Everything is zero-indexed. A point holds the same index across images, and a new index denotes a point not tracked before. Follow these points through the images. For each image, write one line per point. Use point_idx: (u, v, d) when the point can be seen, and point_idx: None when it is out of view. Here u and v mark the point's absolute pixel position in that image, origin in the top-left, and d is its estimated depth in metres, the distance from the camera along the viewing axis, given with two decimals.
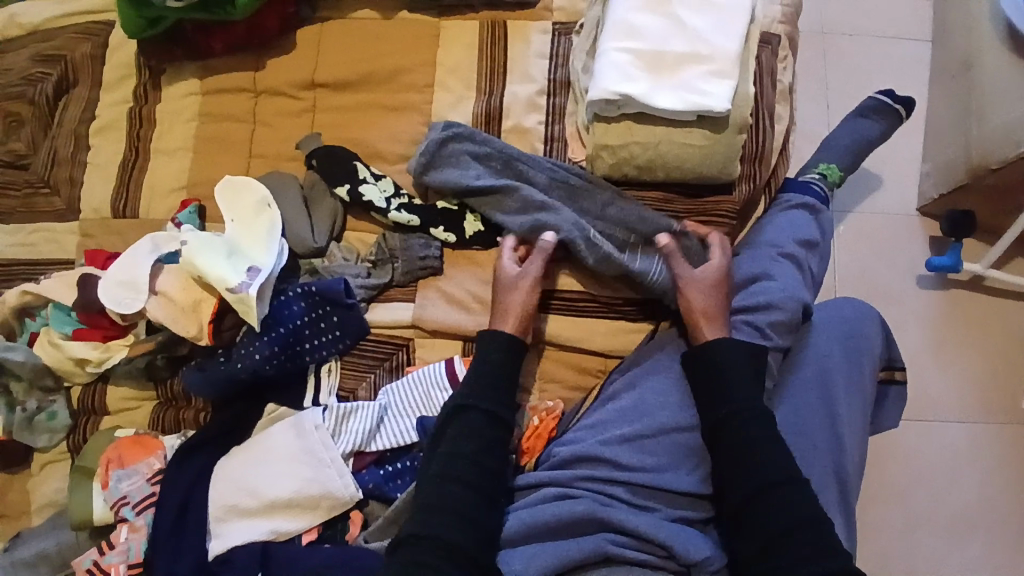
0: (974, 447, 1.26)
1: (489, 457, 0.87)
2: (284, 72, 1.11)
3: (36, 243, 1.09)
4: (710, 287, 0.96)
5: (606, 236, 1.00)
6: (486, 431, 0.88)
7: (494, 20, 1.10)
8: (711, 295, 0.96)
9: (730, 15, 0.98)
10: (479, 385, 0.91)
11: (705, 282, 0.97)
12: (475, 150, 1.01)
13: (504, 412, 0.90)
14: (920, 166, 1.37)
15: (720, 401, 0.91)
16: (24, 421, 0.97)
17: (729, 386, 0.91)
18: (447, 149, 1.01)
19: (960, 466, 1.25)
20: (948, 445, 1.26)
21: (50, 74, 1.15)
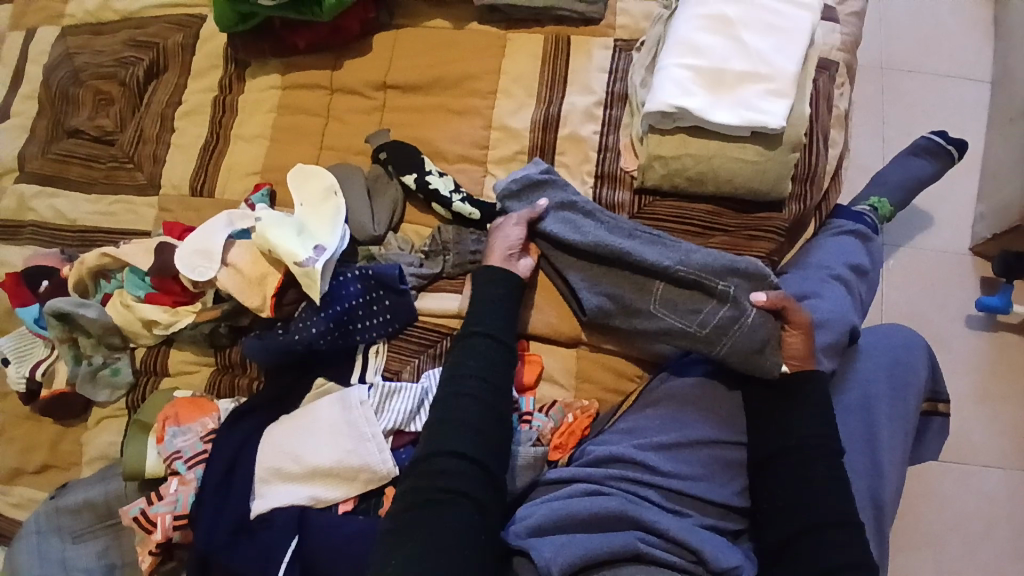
0: (1017, 498, 1.21)
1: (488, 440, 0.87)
2: (359, 72, 1.18)
3: (116, 212, 1.18)
4: (794, 345, 0.92)
5: (693, 294, 0.95)
6: (489, 357, 0.91)
7: (559, 34, 1.16)
8: (799, 349, 0.92)
9: (791, 38, 1.01)
10: (483, 314, 0.94)
11: (800, 332, 0.92)
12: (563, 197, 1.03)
13: (505, 331, 0.94)
14: (974, 206, 1.36)
15: (775, 412, 0.91)
16: (88, 374, 1.03)
17: (788, 398, 0.91)
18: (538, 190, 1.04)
19: (1001, 517, 1.20)
20: (989, 494, 1.22)
21: (143, 59, 1.26)
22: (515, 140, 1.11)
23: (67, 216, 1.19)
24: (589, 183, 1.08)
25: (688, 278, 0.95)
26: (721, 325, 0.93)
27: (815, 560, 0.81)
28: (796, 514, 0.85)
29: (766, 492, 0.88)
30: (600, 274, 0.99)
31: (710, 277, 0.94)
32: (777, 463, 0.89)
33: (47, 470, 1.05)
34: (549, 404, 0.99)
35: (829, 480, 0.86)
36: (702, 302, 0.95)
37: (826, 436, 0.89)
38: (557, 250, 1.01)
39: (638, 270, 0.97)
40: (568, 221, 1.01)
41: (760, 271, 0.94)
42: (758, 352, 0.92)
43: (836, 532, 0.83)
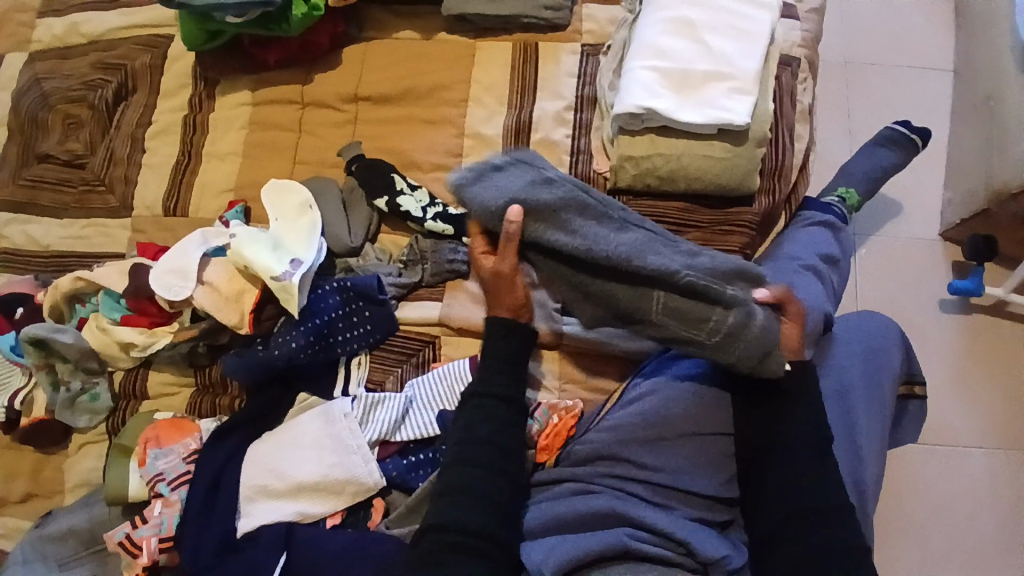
0: (997, 476, 1.24)
1: (500, 451, 0.88)
2: (330, 86, 1.19)
3: (89, 236, 1.16)
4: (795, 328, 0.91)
5: (696, 298, 0.87)
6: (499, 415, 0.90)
7: (527, 41, 1.18)
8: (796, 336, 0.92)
9: (752, 37, 1.04)
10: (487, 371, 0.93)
11: (798, 323, 0.91)
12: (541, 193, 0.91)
13: (516, 390, 0.92)
14: (942, 193, 1.40)
15: (755, 406, 0.93)
16: (67, 401, 1.02)
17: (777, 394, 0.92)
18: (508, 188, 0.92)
19: (983, 495, 1.23)
20: (971, 473, 1.24)
21: (110, 81, 1.25)
22: (488, 146, 1.12)
23: (38, 242, 1.18)
24: None
25: (691, 285, 0.86)
26: (729, 332, 0.86)
27: (792, 536, 0.84)
28: (779, 504, 0.87)
29: (750, 482, 0.91)
30: (595, 280, 0.91)
31: (715, 283, 0.86)
32: (761, 456, 0.91)
33: (29, 499, 1.03)
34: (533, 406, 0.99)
35: (809, 469, 0.88)
36: (707, 311, 0.86)
37: (808, 425, 0.90)
38: (547, 254, 0.92)
39: (636, 278, 0.88)
40: (556, 220, 0.90)
41: (759, 275, 0.89)
42: (767, 356, 0.87)
43: (819, 515, 0.85)
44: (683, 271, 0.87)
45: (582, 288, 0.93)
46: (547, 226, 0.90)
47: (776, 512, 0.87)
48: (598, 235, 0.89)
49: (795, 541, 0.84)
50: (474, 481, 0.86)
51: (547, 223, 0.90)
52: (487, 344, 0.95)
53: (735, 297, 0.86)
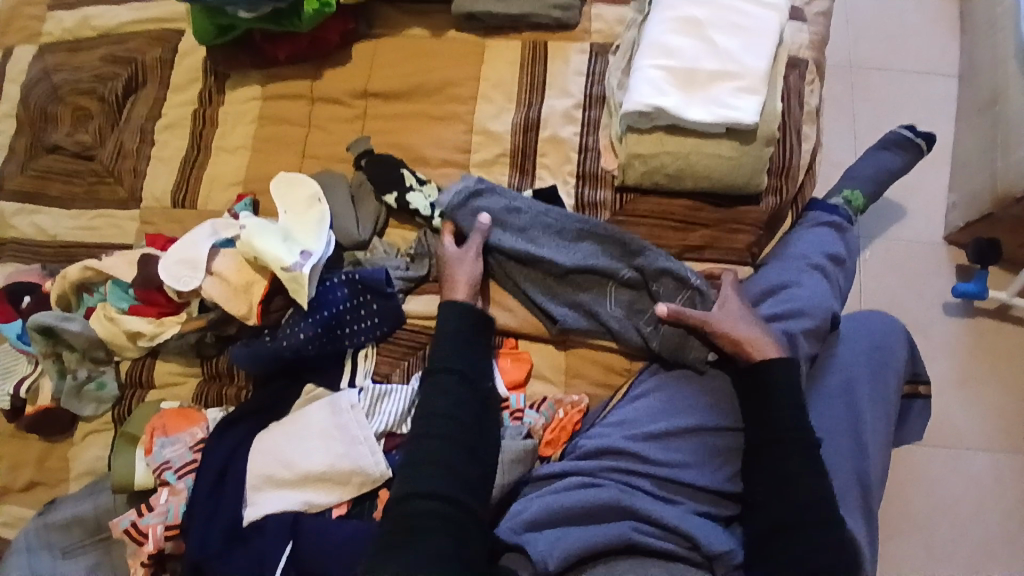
0: (998, 478, 1.24)
1: (472, 428, 0.90)
2: (340, 81, 1.19)
3: (98, 227, 1.17)
4: (736, 322, 0.95)
5: (632, 295, 1.01)
6: (458, 390, 0.92)
7: (536, 40, 1.19)
8: (744, 326, 0.94)
9: (761, 37, 1.05)
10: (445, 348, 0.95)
11: (720, 327, 0.94)
12: (500, 204, 1.04)
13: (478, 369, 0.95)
14: (947, 196, 1.41)
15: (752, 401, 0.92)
16: (74, 388, 1.01)
17: (771, 385, 0.91)
18: (473, 204, 1.04)
19: (984, 496, 1.23)
20: (972, 475, 1.25)
21: (121, 74, 1.26)
22: (496, 142, 1.13)
23: (46, 232, 1.18)
24: (571, 183, 1.10)
25: (632, 280, 1.00)
26: (661, 328, 0.98)
27: (790, 530, 0.84)
28: (785, 499, 0.86)
29: (751, 475, 0.90)
30: (547, 280, 1.02)
31: (649, 279, 1.00)
32: (763, 449, 0.90)
33: (33, 489, 1.03)
34: (539, 401, 0.99)
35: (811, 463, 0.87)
36: (645, 304, 1.00)
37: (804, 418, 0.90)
38: (512, 263, 1.03)
39: (585, 276, 1.01)
40: (510, 228, 1.03)
41: (684, 274, 0.99)
42: (691, 350, 0.97)
43: (818, 508, 0.85)
44: (623, 270, 1.01)
45: (538, 292, 1.02)
46: (504, 237, 1.03)
47: (778, 506, 0.86)
48: (549, 242, 1.03)
49: (794, 539, 0.84)
50: (455, 458, 0.87)
51: (503, 234, 1.03)
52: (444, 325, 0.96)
53: (661, 295, 0.99)
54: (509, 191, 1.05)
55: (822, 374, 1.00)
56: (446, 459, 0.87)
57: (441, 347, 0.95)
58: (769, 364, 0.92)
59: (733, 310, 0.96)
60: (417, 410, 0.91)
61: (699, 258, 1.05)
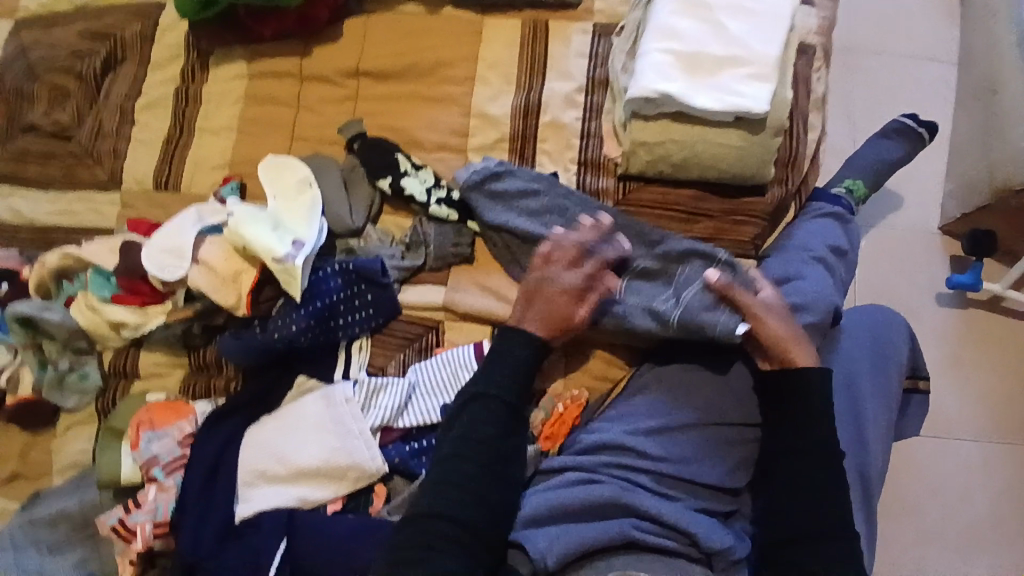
0: (987, 467, 1.25)
1: (495, 444, 0.87)
2: (330, 59, 1.14)
3: (77, 210, 1.12)
4: (776, 314, 0.92)
5: (650, 282, 0.98)
6: (505, 416, 0.89)
7: (536, 19, 1.14)
8: (783, 320, 0.92)
9: (770, 21, 1.01)
10: (498, 372, 0.91)
11: (764, 317, 0.91)
12: (518, 185, 1.01)
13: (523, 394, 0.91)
14: (942, 186, 1.39)
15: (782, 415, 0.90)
16: (55, 380, 0.98)
17: (803, 387, 0.89)
18: (493, 184, 1.02)
19: (973, 484, 1.25)
20: (961, 463, 1.26)
21: (99, 50, 1.19)
22: (495, 127, 1.09)
23: (23, 215, 1.13)
24: (572, 170, 1.07)
25: (647, 270, 0.98)
26: (680, 301, 0.94)
27: (800, 526, 0.84)
28: (800, 516, 0.85)
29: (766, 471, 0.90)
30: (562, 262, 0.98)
31: (667, 265, 0.98)
32: (775, 448, 0.89)
33: (15, 482, 0.99)
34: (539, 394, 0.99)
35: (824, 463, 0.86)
36: (663, 290, 0.97)
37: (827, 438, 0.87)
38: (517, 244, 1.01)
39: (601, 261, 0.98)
40: (527, 211, 1.01)
41: (710, 253, 0.96)
42: (710, 320, 0.92)
43: (831, 505, 0.85)
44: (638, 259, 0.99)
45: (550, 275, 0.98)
46: (524, 220, 1.00)
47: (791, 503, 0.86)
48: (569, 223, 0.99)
49: (805, 534, 0.84)
50: (469, 470, 0.85)
51: (523, 218, 1.01)
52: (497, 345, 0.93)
53: (683, 280, 0.96)
54: (528, 171, 1.03)
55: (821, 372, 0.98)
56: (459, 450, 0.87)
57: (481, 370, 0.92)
58: (806, 369, 0.89)
59: (771, 301, 0.94)
60: (451, 428, 0.89)
61: None
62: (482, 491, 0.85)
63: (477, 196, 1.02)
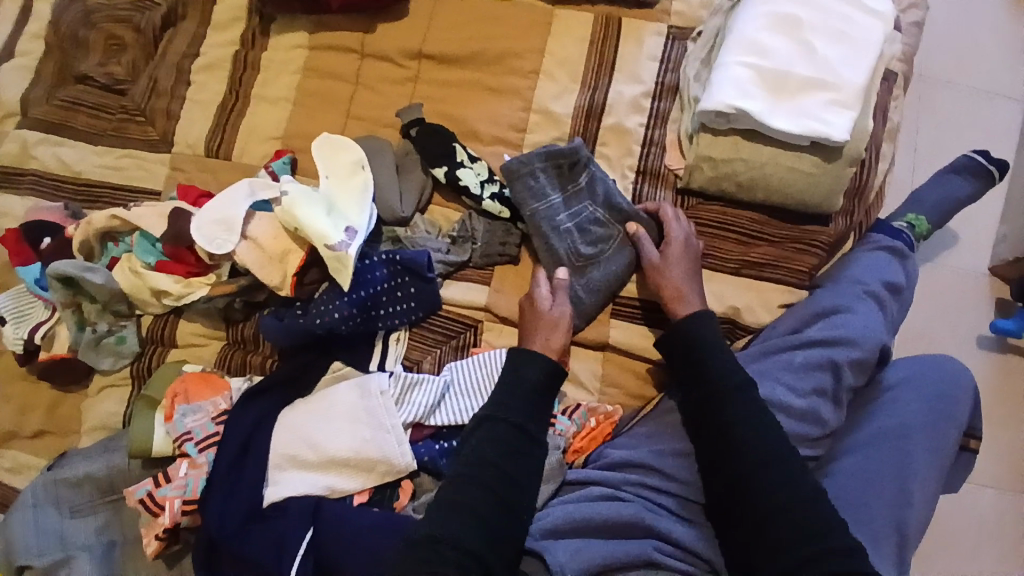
0: (1005, 521, 1.20)
1: (508, 466, 0.85)
2: (393, 38, 1.10)
3: (124, 168, 1.10)
4: (677, 267, 0.95)
5: (589, 231, 0.98)
6: (514, 445, 0.86)
7: (610, 15, 1.09)
8: (682, 272, 0.95)
9: (860, 48, 0.96)
10: (514, 402, 0.88)
11: (660, 270, 0.95)
12: (547, 176, 0.97)
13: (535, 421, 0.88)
14: (999, 227, 1.32)
15: (705, 414, 0.87)
16: (92, 341, 0.98)
17: (695, 340, 0.90)
18: (524, 169, 0.96)
19: (987, 537, 1.20)
20: (979, 515, 1.21)
21: (159, 5, 1.17)
22: (555, 125, 1.05)
23: (68, 166, 1.11)
24: (630, 179, 1.03)
25: (602, 232, 0.98)
26: (591, 241, 0.98)
27: (752, 524, 0.80)
28: (749, 513, 0.81)
29: (706, 475, 0.86)
30: (558, 250, 0.97)
31: (613, 223, 0.99)
32: (708, 447, 0.86)
33: (43, 436, 1.00)
34: (573, 407, 0.95)
35: (768, 464, 0.82)
36: (591, 239, 0.98)
37: (752, 431, 0.84)
38: (542, 238, 0.97)
39: (583, 243, 0.97)
40: (543, 197, 0.96)
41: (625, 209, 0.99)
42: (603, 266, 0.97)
43: (777, 497, 0.80)
44: (594, 215, 0.98)
45: (551, 266, 0.97)
46: (546, 207, 0.96)
47: (747, 516, 0.81)
48: (577, 214, 0.98)
49: (758, 535, 0.79)
50: (485, 492, 0.83)
51: (548, 204, 0.96)
52: (508, 369, 0.91)
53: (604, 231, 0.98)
54: (565, 154, 0.96)
55: (861, 423, 0.95)
56: (487, 454, 0.85)
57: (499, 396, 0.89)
58: (691, 321, 0.91)
59: (674, 250, 0.95)
60: (469, 456, 0.86)
61: (759, 276, 0.99)
62: (491, 516, 0.81)
63: (518, 182, 0.97)
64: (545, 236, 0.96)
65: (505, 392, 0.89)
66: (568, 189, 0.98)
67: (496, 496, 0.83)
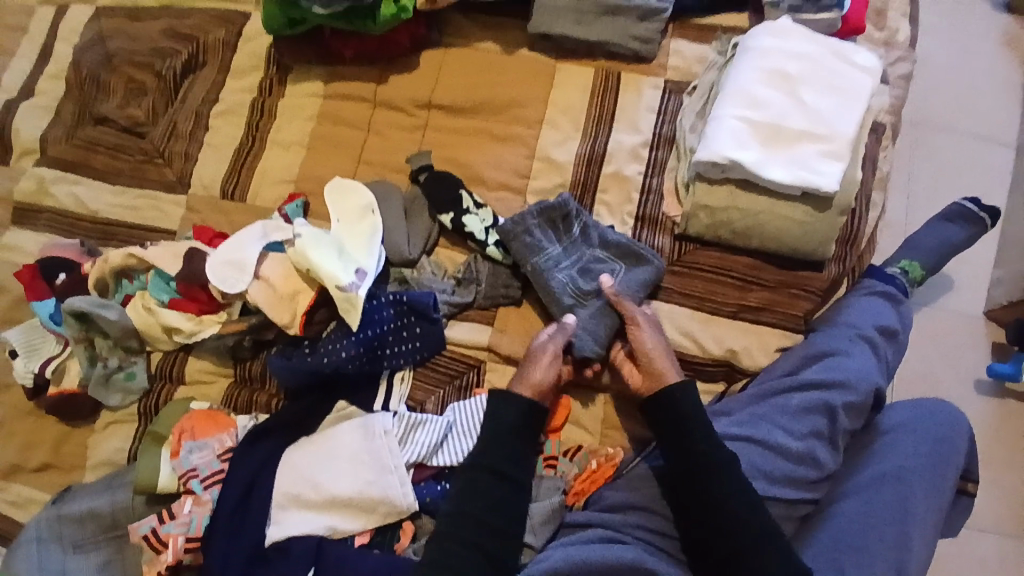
0: (1010, 568, 1.19)
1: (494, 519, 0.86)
2: (404, 88, 1.16)
3: (141, 208, 1.14)
4: (654, 329, 0.96)
5: (589, 276, 1.01)
6: (496, 498, 0.87)
7: (609, 69, 1.15)
8: (658, 335, 0.96)
9: (848, 103, 1.02)
10: (490, 455, 0.89)
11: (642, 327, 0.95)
12: (541, 229, 1.01)
13: (521, 469, 0.89)
14: (992, 272, 1.35)
15: (691, 477, 0.88)
16: (102, 377, 1.00)
17: (681, 406, 0.90)
18: (520, 224, 1.00)
19: None
20: (984, 561, 1.20)
21: (180, 53, 1.23)
22: (557, 172, 1.09)
23: (86, 205, 1.15)
24: (630, 224, 1.07)
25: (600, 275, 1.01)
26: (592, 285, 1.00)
27: None
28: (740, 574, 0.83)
29: (694, 535, 0.87)
30: (563, 296, 0.99)
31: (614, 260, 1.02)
32: (699, 508, 0.87)
33: (46, 471, 1.01)
34: (574, 449, 0.97)
35: (757, 529, 0.84)
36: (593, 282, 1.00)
37: (742, 495, 0.86)
38: (545, 287, 0.99)
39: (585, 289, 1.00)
40: (540, 249, 1.00)
41: (624, 248, 1.02)
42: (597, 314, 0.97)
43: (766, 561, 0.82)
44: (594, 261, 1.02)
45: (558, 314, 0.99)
46: (544, 258, 1.00)
47: None
48: (575, 263, 1.02)
49: None
50: (484, 536, 0.85)
51: (546, 256, 1.00)
52: (489, 425, 0.91)
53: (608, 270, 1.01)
54: (553, 208, 1.01)
55: (859, 467, 0.95)
56: (478, 503, 0.86)
57: (487, 447, 0.89)
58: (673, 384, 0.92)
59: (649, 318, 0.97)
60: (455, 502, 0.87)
61: (756, 320, 1.02)
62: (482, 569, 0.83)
63: (519, 233, 1.00)
64: (548, 285, 0.99)
65: (487, 447, 0.89)
66: (563, 238, 1.02)
67: (480, 550, 0.84)
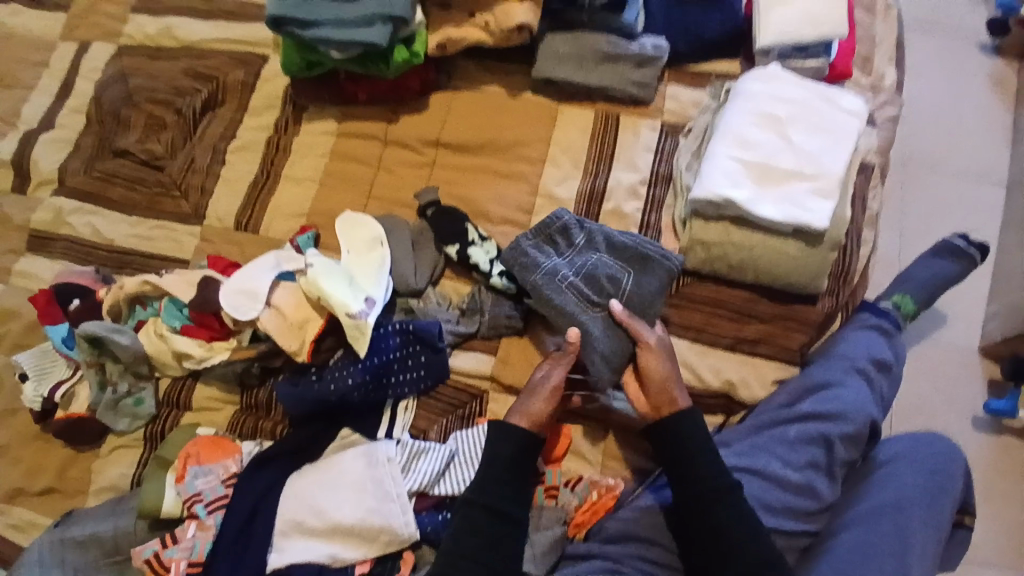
0: None
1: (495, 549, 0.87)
2: (413, 127, 1.22)
3: (156, 237, 1.19)
4: (664, 357, 0.96)
5: (593, 286, 1.01)
6: (498, 527, 0.88)
7: (608, 111, 1.21)
8: (667, 362, 0.96)
9: (836, 145, 1.07)
10: (494, 483, 0.90)
11: (652, 354, 0.96)
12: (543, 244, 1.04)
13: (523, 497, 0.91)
14: (984, 307, 1.38)
15: (695, 505, 0.88)
16: (111, 402, 1.01)
17: (685, 433, 0.91)
18: (524, 243, 1.03)
19: None
20: None
21: (201, 92, 1.30)
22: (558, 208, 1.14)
23: (103, 234, 1.20)
24: None
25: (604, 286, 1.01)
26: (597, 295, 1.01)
27: None
28: None
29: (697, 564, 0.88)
30: (566, 307, 0.99)
31: (621, 270, 1.02)
32: (702, 537, 0.87)
33: (49, 495, 1.01)
34: (575, 479, 0.97)
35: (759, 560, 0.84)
36: (598, 293, 1.01)
37: (744, 526, 0.86)
38: (548, 298, 0.99)
39: (589, 299, 1.00)
40: (543, 261, 1.02)
41: (636, 252, 1.03)
42: (602, 330, 0.98)
43: None
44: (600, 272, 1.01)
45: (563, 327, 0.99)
46: (547, 269, 1.01)
47: None
48: (580, 274, 1.01)
49: None
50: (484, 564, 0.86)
51: (549, 266, 1.01)
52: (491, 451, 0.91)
53: (613, 279, 1.01)
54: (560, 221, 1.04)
55: (858, 499, 0.96)
56: (480, 530, 0.87)
57: (490, 475, 0.90)
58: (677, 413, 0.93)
59: (659, 344, 0.97)
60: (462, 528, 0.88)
61: (752, 352, 1.04)
62: None
63: (522, 252, 1.02)
64: (552, 296, 0.99)
65: (489, 473, 0.90)
66: (567, 250, 1.04)
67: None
